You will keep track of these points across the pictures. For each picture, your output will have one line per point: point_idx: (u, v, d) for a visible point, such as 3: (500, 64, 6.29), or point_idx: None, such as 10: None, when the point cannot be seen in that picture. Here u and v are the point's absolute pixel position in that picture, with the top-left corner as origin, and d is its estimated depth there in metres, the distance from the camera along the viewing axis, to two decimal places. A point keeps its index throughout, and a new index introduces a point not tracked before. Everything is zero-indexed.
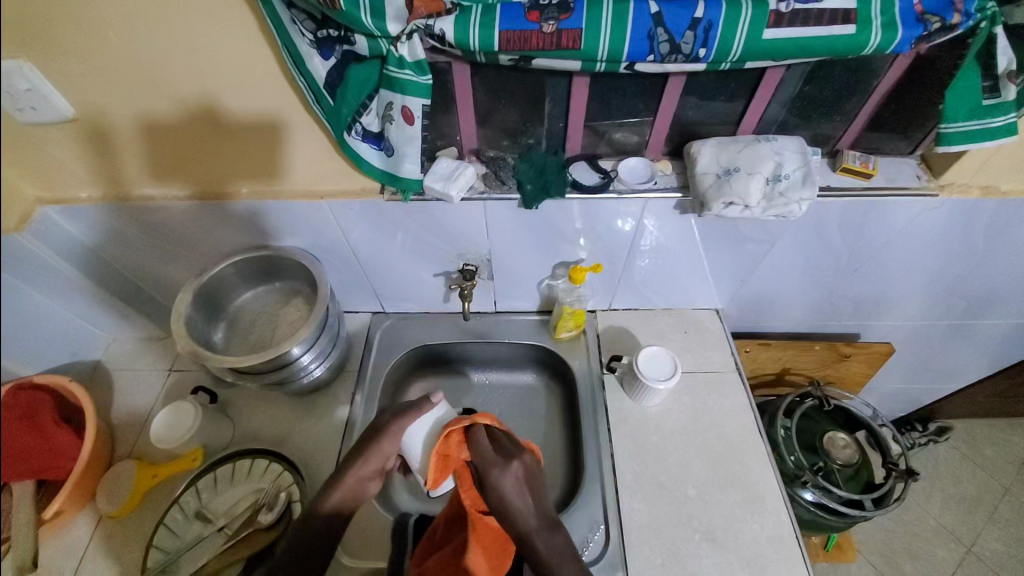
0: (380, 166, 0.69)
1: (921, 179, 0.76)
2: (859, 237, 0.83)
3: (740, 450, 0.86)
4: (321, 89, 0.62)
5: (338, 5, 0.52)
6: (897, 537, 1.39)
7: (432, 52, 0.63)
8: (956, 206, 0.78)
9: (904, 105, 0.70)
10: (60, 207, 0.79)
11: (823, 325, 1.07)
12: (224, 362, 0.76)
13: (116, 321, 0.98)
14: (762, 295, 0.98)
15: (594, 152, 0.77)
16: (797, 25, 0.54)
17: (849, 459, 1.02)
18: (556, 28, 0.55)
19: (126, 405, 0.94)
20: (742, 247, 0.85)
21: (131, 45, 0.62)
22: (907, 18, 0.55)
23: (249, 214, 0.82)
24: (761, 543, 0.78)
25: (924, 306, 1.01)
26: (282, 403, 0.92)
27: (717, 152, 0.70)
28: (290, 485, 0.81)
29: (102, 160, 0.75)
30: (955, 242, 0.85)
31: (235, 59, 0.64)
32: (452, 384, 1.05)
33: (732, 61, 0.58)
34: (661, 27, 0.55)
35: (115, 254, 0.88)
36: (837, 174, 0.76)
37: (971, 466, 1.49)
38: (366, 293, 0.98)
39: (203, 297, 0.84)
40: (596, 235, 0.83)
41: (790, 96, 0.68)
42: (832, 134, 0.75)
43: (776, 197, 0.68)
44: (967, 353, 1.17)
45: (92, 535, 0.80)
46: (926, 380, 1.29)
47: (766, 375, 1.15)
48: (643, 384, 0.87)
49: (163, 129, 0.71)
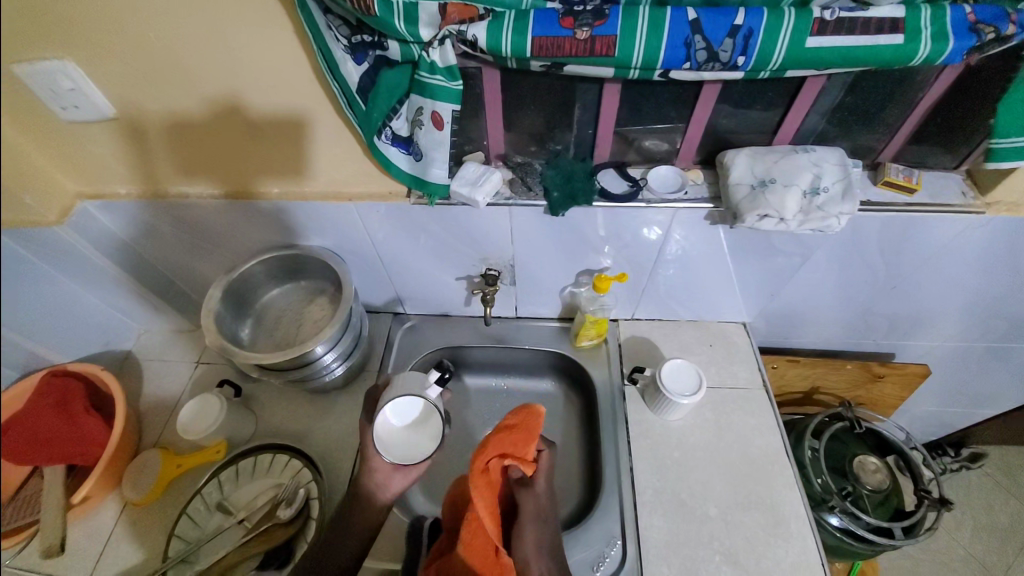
0: (408, 170, 0.69)
1: (967, 196, 0.73)
2: (898, 253, 0.79)
3: (764, 470, 0.84)
4: (353, 94, 0.62)
5: (373, 11, 0.53)
6: (927, 566, 1.33)
7: (463, 57, 0.63)
8: (1002, 226, 0.74)
9: (952, 117, 0.67)
10: (98, 202, 0.82)
11: (856, 343, 1.03)
12: (250, 358, 0.77)
13: (147, 313, 1.01)
14: (791, 310, 0.95)
15: (623, 160, 0.76)
16: (842, 33, 0.52)
17: (879, 484, 0.97)
18: (590, 35, 0.54)
19: (154, 395, 0.97)
20: (773, 260, 0.83)
21: (171, 46, 0.64)
22: (958, 29, 0.52)
23: (279, 213, 0.83)
24: (784, 568, 0.75)
25: (964, 328, 0.96)
26: (303, 400, 0.93)
27: (752, 162, 0.68)
28: (308, 482, 0.81)
29: (142, 157, 0.77)
30: (1001, 262, 0.80)
31: (271, 62, 0.65)
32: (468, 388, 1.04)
33: (772, 70, 0.56)
34: (699, 34, 0.53)
35: (149, 248, 0.90)
36: (878, 188, 0.73)
37: (1008, 496, 1.42)
38: (389, 294, 0.98)
39: (231, 293, 0.86)
40: (622, 243, 0.81)
41: (831, 106, 0.66)
42: (873, 146, 0.72)
43: (814, 211, 0.65)
44: (1009, 378, 1.11)
45: (119, 520, 0.82)
46: (962, 404, 1.23)
47: (792, 393, 1.11)
48: (666, 398, 0.85)
49: (201, 128, 0.73)
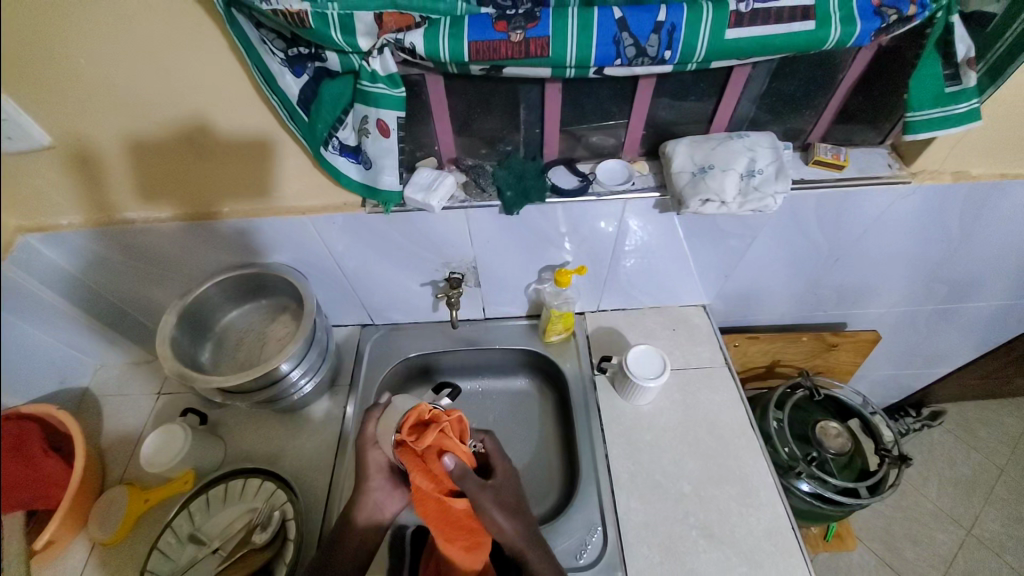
0: (359, 180, 0.70)
1: (893, 167, 0.78)
2: (837, 227, 0.84)
3: (732, 444, 0.87)
4: (294, 106, 0.62)
5: (307, 23, 0.53)
6: (898, 523, 1.40)
7: (404, 65, 0.64)
8: (928, 193, 0.79)
9: (872, 94, 0.71)
10: (41, 236, 0.78)
11: (810, 316, 1.08)
12: (211, 382, 0.75)
13: (102, 347, 0.97)
14: (746, 290, 0.99)
15: (572, 156, 0.78)
16: (758, 24, 0.56)
17: (841, 447, 1.02)
18: (524, 37, 0.56)
19: (115, 431, 0.93)
20: (725, 242, 0.86)
21: (104, 71, 0.62)
22: (864, 12, 0.56)
23: (232, 232, 0.82)
24: (757, 536, 0.78)
25: (908, 292, 1.02)
26: (273, 420, 0.92)
27: (691, 151, 0.71)
28: (283, 504, 0.80)
29: (81, 186, 0.75)
30: (932, 228, 0.86)
31: (209, 80, 0.64)
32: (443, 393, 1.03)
33: (698, 62, 0.59)
34: (626, 31, 0.56)
35: (99, 279, 0.88)
36: (810, 167, 0.78)
37: (967, 449, 1.51)
38: (354, 305, 0.98)
39: (188, 317, 0.84)
40: (579, 237, 0.84)
41: (759, 93, 0.70)
42: (802, 128, 0.76)
43: (751, 192, 0.69)
44: (954, 336, 1.19)
45: (88, 562, 0.79)
46: (915, 365, 1.31)
47: (756, 368, 1.16)
48: (634, 384, 0.87)
49: (142, 151, 0.71)
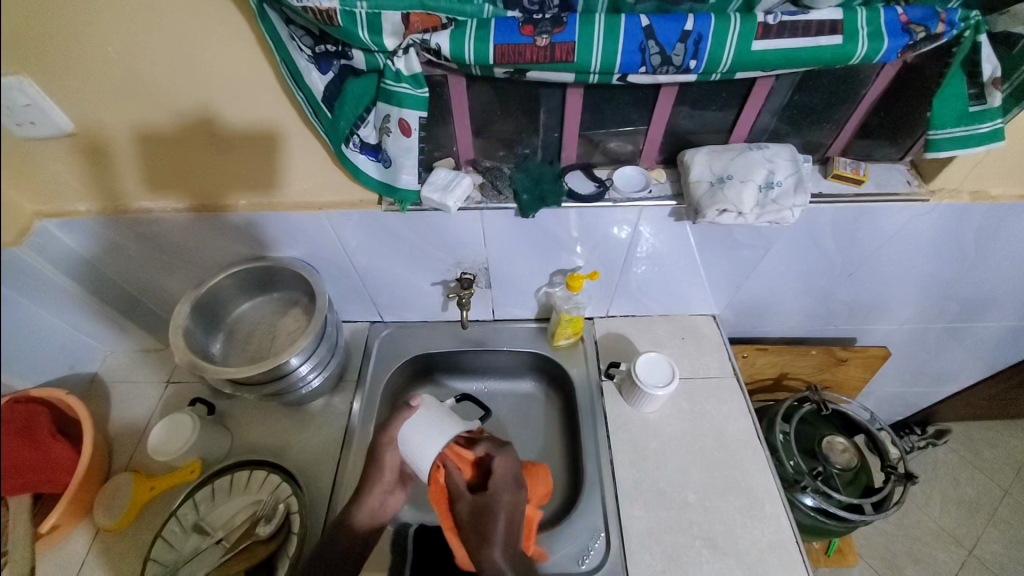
0: (378, 178, 0.70)
1: (912, 184, 0.78)
2: (852, 242, 0.84)
3: (739, 455, 0.86)
4: (318, 103, 0.63)
5: (335, 21, 0.54)
6: (899, 541, 1.39)
7: (428, 66, 0.64)
8: (945, 212, 0.79)
9: (894, 110, 0.71)
10: (58, 221, 0.79)
11: (819, 329, 1.08)
12: (222, 373, 0.76)
13: (113, 333, 0.98)
14: (757, 301, 0.99)
15: (589, 161, 0.79)
16: (785, 37, 0.56)
17: (847, 462, 1.02)
18: (550, 42, 0.56)
19: (123, 417, 0.94)
20: (738, 252, 0.86)
21: (130, 60, 0.63)
22: (892, 28, 0.56)
23: (248, 225, 0.83)
24: (761, 549, 0.78)
25: (920, 310, 1.01)
26: (280, 413, 0.92)
27: (710, 160, 0.71)
28: (288, 497, 0.80)
29: (101, 173, 0.76)
30: (947, 246, 0.86)
31: (234, 73, 0.65)
32: (465, 408, 1.01)
33: (722, 73, 0.59)
34: (652, 39, 0.56)
35: (113, 266, 0.88)
36: (829, 180, 0.77)
37: (972, 469, 1.50)
38: (365, 302, 0.98)
39: (201, 308, 0.85)
40: (592, 243, 0.84)
41: (781, 105, 0.70)
42: (822, 142, 0.76)
43: (769, 204, 0.68)
44: (963, 356, 1.18)
45: (91, 548, 0.80)
46: (924, 383, 1.30)
47: (763, 380, 1.15)
48: (642, 391, 0.87)
49: (163, 141, 0.72)
